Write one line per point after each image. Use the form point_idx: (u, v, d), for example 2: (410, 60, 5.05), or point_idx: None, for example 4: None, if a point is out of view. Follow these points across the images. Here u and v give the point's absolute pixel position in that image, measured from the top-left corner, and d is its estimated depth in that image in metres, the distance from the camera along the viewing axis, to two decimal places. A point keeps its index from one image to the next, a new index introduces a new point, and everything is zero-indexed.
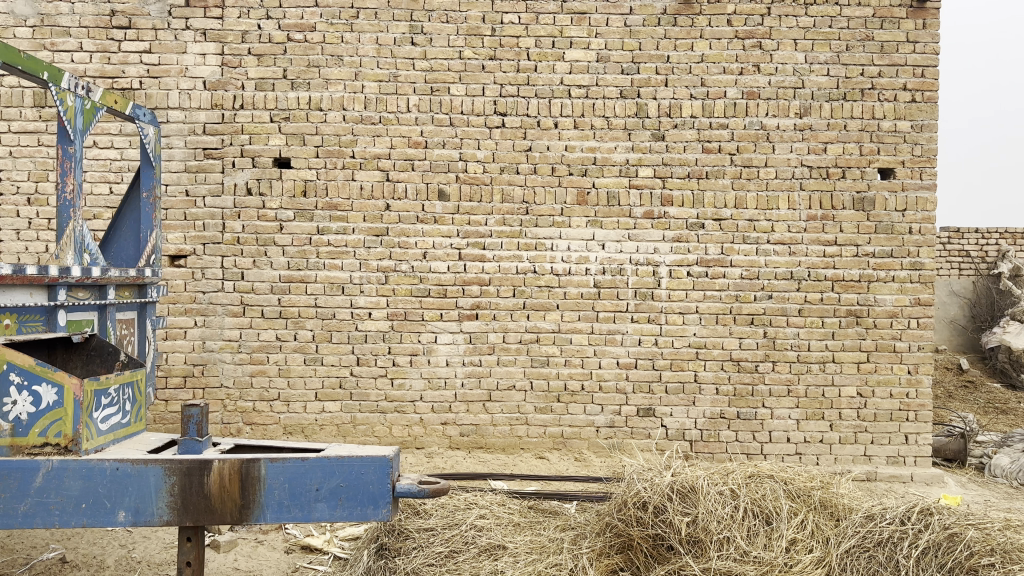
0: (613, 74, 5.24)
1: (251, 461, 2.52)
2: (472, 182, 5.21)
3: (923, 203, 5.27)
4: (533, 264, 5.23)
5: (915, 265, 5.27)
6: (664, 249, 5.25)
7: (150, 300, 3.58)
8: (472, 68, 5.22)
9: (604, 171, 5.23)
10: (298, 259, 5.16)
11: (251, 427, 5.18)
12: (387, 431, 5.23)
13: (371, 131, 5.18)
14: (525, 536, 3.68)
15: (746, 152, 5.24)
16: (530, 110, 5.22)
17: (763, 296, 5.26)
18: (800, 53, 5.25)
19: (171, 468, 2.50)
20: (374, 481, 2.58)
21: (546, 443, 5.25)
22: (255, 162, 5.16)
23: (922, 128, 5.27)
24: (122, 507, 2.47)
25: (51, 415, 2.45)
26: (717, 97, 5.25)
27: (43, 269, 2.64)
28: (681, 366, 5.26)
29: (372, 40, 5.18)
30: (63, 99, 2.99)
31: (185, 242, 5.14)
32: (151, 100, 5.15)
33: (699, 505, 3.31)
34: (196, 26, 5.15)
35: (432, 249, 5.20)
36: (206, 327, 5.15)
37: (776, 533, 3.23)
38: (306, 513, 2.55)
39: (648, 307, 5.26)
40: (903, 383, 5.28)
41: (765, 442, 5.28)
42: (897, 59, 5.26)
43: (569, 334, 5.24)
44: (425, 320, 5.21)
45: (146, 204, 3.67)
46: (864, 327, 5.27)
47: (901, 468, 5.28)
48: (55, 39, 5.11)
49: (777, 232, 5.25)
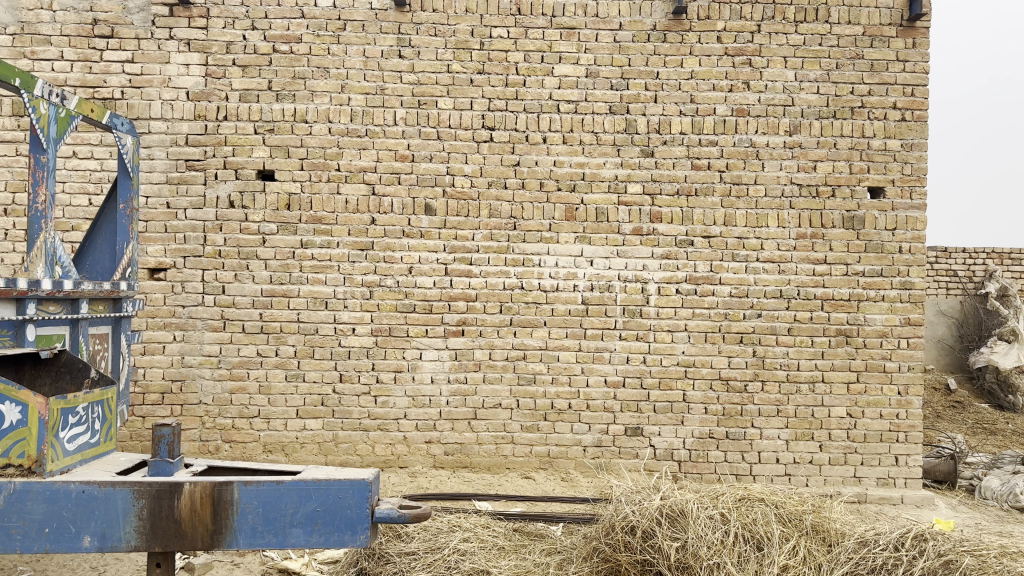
0: (602, 90, 5.20)
1: (223, 484, 2.42)
2: (459, 197, 5.13)
3: (913, 222, 5.23)
4: (520, 280, 5.15)
5: (904, 285, 5.23)
6: (653, 267, 5.19)
7: (125, 314, 3.47)
8: (460, 81, 5.16)
9: (593, 187, 5.17)
10: (281, 273, 5.06)
11: (230, 445, 5.05)
12: (369, 450, 5.11)
13: (357, 144, 5.10)
14: (510, 560, 3.58)
15: (736, 169, 5.20)
16: (518, 125, 5.17)
17: (752, 315, 5.21)
18: (790, 70, 5.23)
19: (140, 491, 2.39)
20: (352, 506, 2.48)
21: (532, 462, 5.15)
22: (238, 174, 5.07)
23: (911, 147, 5.25)
24: (87, 532, 2.36)
25: (15, 435, 2.34)
26: (706, 114, 5.21)
27: (12, 281, 2.55)
28: (670, 385, 5.19)
29: (360, 52, 5.12)
30: (36, 107, 2.91)
31: (164, 255, 5.03)
32: (133, 110, 5.06)
33: (689, 529, 3.22)
34: (180, 36, 5.07)
35: (417, 264, 5.11)
36: (185, 342, 5.04)
37: (768, 560, 3.14)
38: (281, 539, 2.45)
39: (637, 324, 5.18)
40: (893, 404, 5.23)
41: (754, 463, 5.20)
42: (887, 77, 5.25)
43: (556, 351, 5.16)
44: (410, 336, 5.12)
45: (122, 217, 3.59)
46: (853, 347, 5.23)
47: (891, 490, 5.22)
48: (35, 47, 5.01)
49: (766, 250, 5.21)
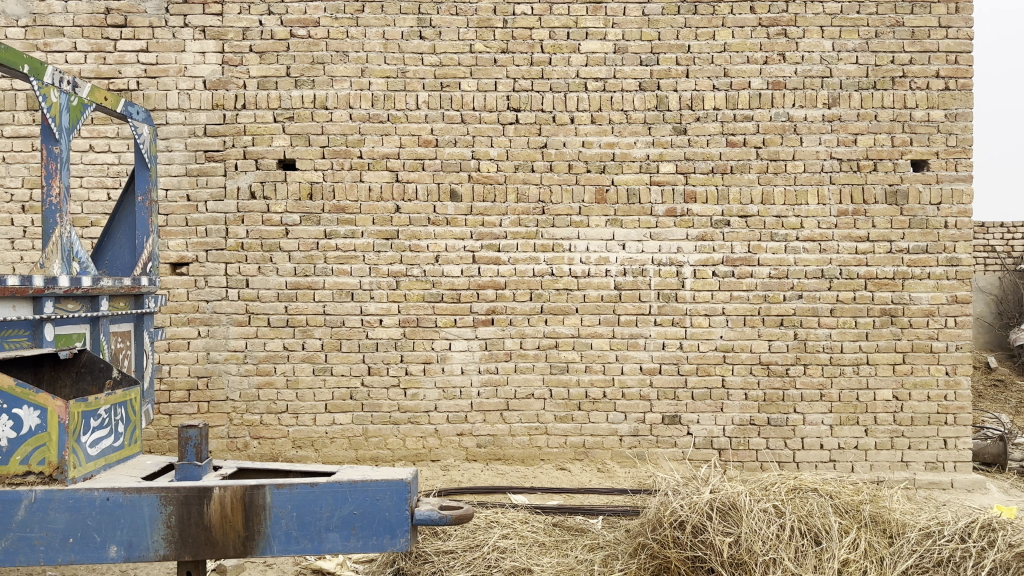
0: (631, 66, 5.00)
1: (254, 488, 2.30)
2: (485, 181, 4.97)
3: (959, 195, 4.99)
4: (550, 266, 4.98)
5: (951, 261, 5.00)
6: (688, 249, 5.00)
7: (147, 310, 3.35)
8: (483, 61, 4.98)
9: (624, 168, 4.99)
10: (305, 265, 4.93)
11: (258, 441, 4.94)
12: (400, 443, 4.98)
13: (379, 130, 4.95)
14: (552, 557, 3.44)
15: (773, 145, 4.99)
16: (544, 105, 4.99)
17: (793, 296, 5.00)
18: (827, 40, 5.00)
19: (168, 497, 2.28)
20: (391, 508, 2.35)
21: (567, 453, 5.00)
22: (258, 164, 4.93)
23: (957, 117, 5.01)
24: (113, 541, 2.26)
25: (34, 441, 2.25)
26: (740, 88, 5.00)
27: (26, 279, 2.43)
28: (707, 371, 5.01)
29: (379, 35, 4.95)
30: (46, 95, 2.77)
31: (186, 249, 4.92)
32: (149, 101, 4.95)
33: (742, 523, 3.05)
34: (195, 23, 4.93)
35: (444, 252, 4.96)
36: (210, 337, 4.93)
37: (827, 554, 2.97)
38: (317, 544, 2.33)
39: (672, 309, 5.00)
40: (941, 385, 5.01)
41: (797, 449, 5.02)
42: (929, 45, 5.00)
43: (589, 339, 5.00)
44: (439, 327, 4.97)
45: (140, 209, 3.45)
46: (899, 327, 5.01)
47: (940, 475, 5.01)
48: (49, 39, 4.89)
49: (807, 229, 5.00)
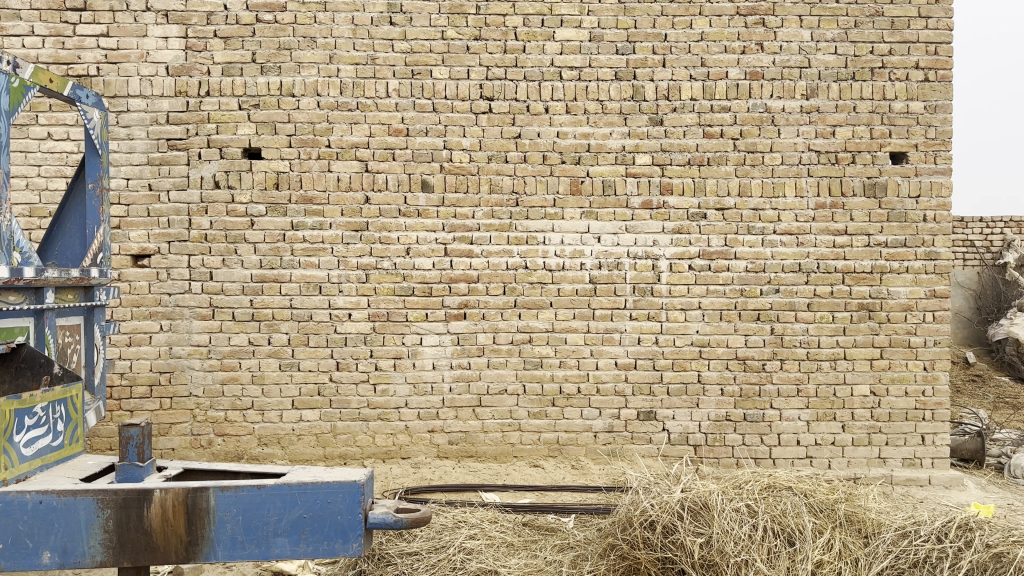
0: (606, 54, 4.89)
1: (197, 491, 2.19)
2: (457, 172, 4.85)
3: (937, 188, 4.94)
4: (524, 259, 4.87)
5: (930, 255, 4.94)
6: (664, 242, 4.91)
7: (98, 304, 3.19)
8: (456, 49, 4.86)
9: (599, 159, 4.89)
10: (271, 257, 4.79)
11: (223, 438, 4.81)
12: (370, 440, 4.86)
13: (348, 118, 4.81)
14: (520, 558, 3.33)
15: (750, 136, 4.91)
16: (518, 94, 4.87)
17: (770, 290, 4.93)
18: (805, 30, 4.92)
19: (105, 500, 2.16)
20: (343, 511, 2.25)
21: (541, 450, 4.91)
22: (222, 153, 4.78)
23: (936, 109, 4.94)
24: (46, 547, 2.15)
25: None
26: (718, 78, 4.91)
27: None
28: (683, 366, 4.93)
29: (348, 20, 4.81)
30: None
31: (148, 240, 4.76)
32: (110, 87, 4.78)
33: (714, 524, 2.96)
34: (157, 7, 4.77)
35: (415, 245, 4.84)
36: (173, 331, 4.78)
37: (801, 555, 2.89)
38: (264, 549, 2.23)
39: (648, 303, 4.91)
40: (918, 380, 4.96)
41: (774, 445, 4.94)
42: (909, 35, 4.93)
43: (563, 333, 4.90)
44: (410, 321, 4.85)
45: (91, 197, 3.29)
46: (876, 322, 4.95)
47: (917, 471, 4.96)
48: (5, 23, 4.70)
49: (784, 222, 4.92)
